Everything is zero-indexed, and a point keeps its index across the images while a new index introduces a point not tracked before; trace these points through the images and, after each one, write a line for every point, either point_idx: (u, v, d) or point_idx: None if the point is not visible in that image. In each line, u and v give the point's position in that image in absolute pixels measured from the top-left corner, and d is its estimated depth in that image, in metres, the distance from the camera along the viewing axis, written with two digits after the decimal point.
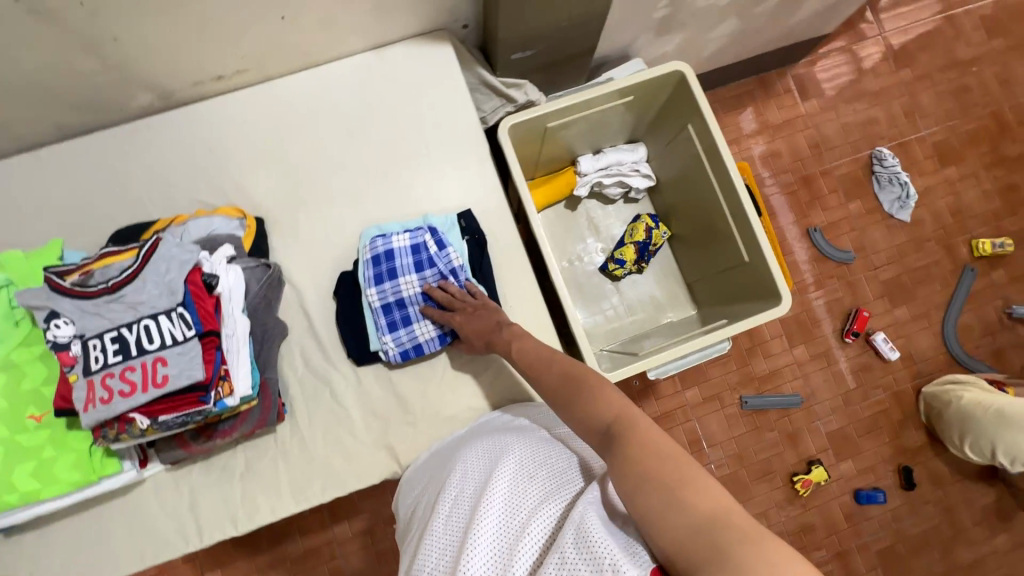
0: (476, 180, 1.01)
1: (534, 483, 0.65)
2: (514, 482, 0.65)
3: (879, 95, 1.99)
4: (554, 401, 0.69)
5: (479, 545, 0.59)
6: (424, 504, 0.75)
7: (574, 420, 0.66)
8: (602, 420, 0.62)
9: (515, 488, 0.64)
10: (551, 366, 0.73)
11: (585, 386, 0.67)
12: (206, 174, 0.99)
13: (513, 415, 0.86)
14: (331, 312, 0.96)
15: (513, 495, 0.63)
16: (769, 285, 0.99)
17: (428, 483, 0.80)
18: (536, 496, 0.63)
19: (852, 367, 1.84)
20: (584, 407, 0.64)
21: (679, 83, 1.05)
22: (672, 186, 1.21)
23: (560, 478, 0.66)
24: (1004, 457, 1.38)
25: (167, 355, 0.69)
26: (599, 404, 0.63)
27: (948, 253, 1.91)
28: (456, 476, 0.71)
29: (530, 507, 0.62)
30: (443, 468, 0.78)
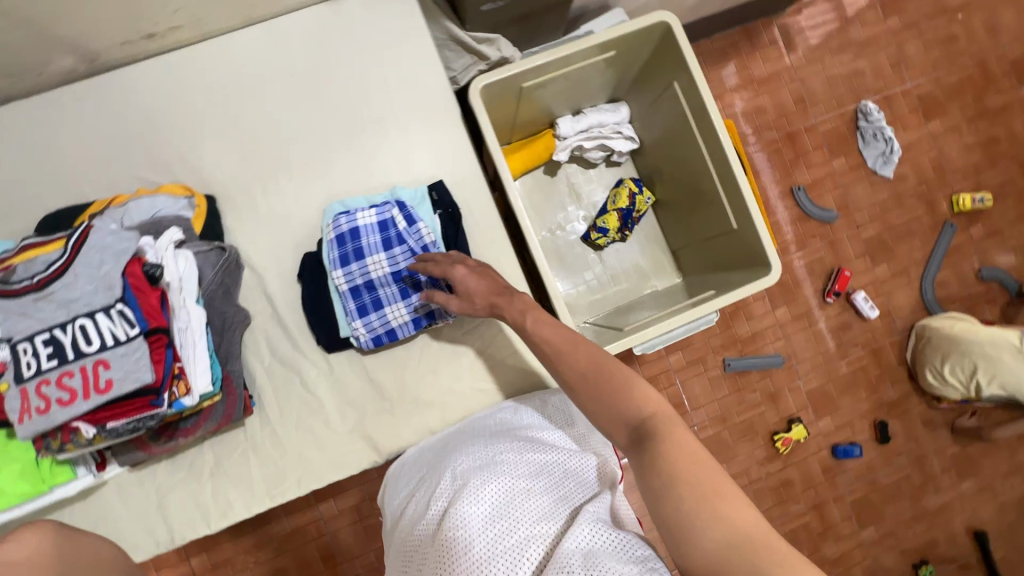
0: (447, 148, 0.93)
1: (536, 489, 0.64)
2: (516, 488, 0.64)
3: (866, 46, 1.92)
4: (579, 389, 0.66)
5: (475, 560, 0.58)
6: (416, 502, 0.73)
7: (600, 411, 0.64)
8: (635, 418, 0.60)
9: (516, 494, 0.63)
10: (578, 347, 0.67)
11: (616, 379, 0.63)
12: (144, 147, 0.88)
13: (514, 406, 0.84)
14: (297, 297, 0.89)
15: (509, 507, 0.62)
16: (757, 253, 0.94)
17: (422, 473, 0.78)
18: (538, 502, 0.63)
19: (833, 326, 1.85)
20: (614, 404, 0.62)
21: (664, 36, 0.97)
22: (656, 149, 1.14)
23: (563, 487, 0.66)
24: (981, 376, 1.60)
25: (109, 358, 0.62)
26: (633, 402, 0.61)
27: (929, 209, 1.91)
28: (453, 473, 0.70)
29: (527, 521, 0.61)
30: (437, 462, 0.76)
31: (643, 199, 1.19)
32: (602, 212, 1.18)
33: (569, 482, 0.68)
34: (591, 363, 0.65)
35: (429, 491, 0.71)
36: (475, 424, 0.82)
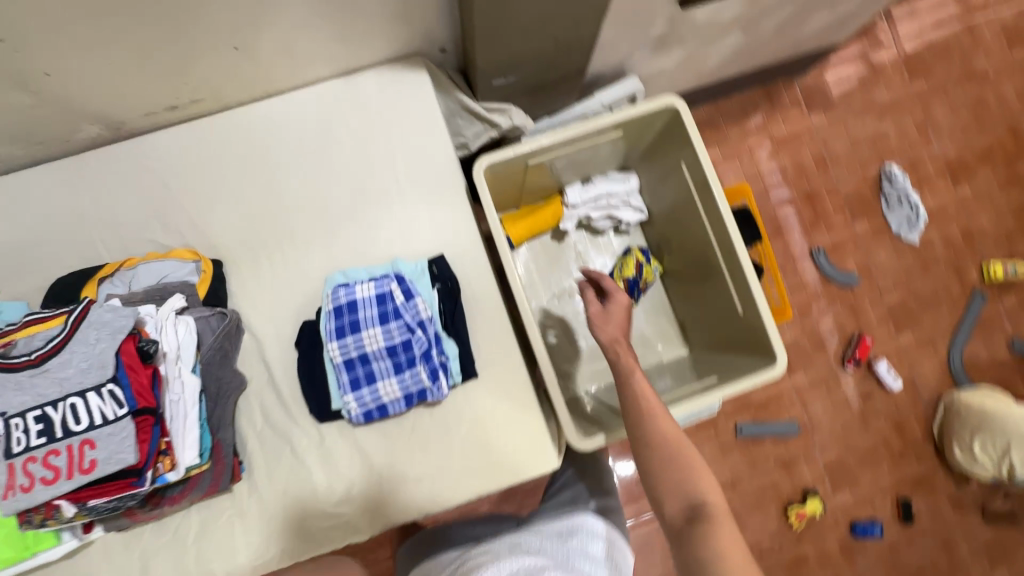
0: (452, 220, 0.93)
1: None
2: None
3: (892, 108, 1.89)
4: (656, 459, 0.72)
5: None
6: None
7: (665, 482, 0.71)
8: (694, 497, 0.69)
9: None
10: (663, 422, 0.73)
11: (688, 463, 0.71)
12: (159, 211, 0.91)
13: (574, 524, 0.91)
14: (293, 364, 0.90)
15: None
16: (762, 340, 0.91)
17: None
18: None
19: (853, 394, 1.78)
20: (676, 481, 0.70)
21: (672, 118, 0.97)
22: (665, 220, 1.13)
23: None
24: (1013, 460, 1.50)
25: (95, 438, 0.63)
26: (696, 485, 0.70)
27: (957, 276, 1.84)
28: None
29: None
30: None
31: (649, 269, 1.17)
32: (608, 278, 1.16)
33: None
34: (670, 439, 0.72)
35: None
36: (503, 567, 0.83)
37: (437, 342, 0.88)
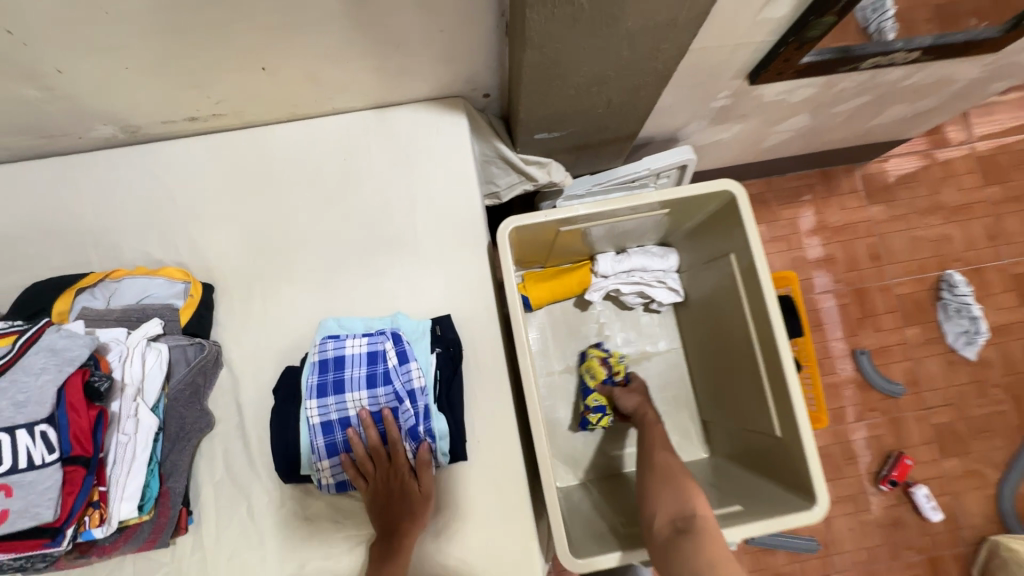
0: (466, 279, 0.85)
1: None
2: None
3: (960, 212, 1.75)
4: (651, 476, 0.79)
5: None
6: None
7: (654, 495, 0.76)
8: (685, 511, 0.72)
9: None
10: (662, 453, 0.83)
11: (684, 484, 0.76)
12: (160, 223, 0.86)
13: None
14: (268, 412, 0.81)
15: None
16: (798, 473, 0.77)
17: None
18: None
19: (884, 518, 1.59)
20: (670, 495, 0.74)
21: (725, 204, 0.86)
22: (701, 306, 1.02)
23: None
24: None
25: (12, 486, 0.55)
26: (687, 502, 0.73)
27: (1016, 405, 1.66)
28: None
29: None
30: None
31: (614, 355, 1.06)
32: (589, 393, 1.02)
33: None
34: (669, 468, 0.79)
35: None
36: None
37: (427, 416, 0.77)
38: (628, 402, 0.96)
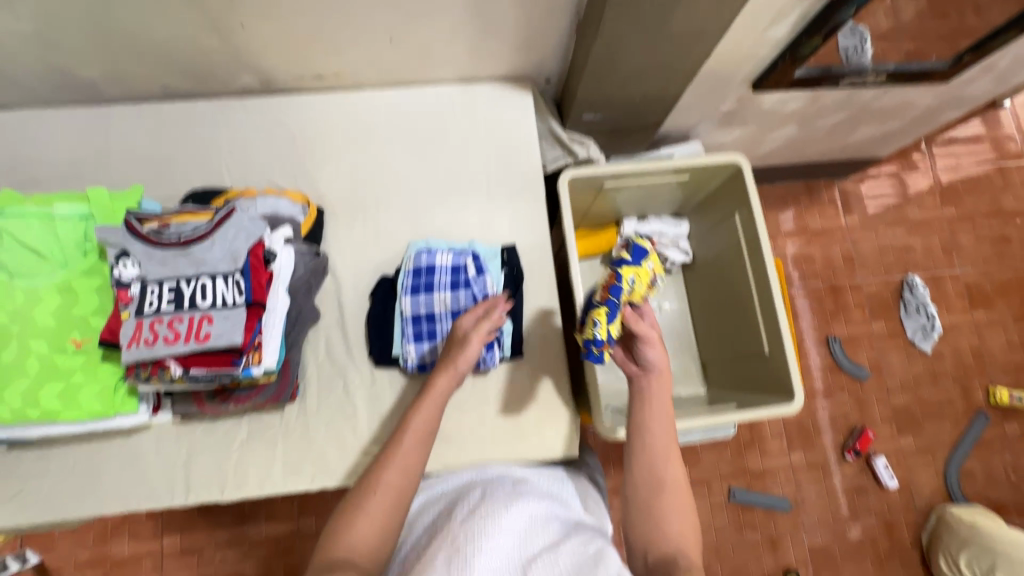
0: (527, 219, 1.06)
1: (547, 534, 0.68)
2: (531, 541, 0.66)
3: (921, 226, 2.04)
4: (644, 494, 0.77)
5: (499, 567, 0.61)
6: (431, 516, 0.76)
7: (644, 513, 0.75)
8: (671, 543, 0.72)
9: (533, 537, 0.67)
10: (673, 466, 0.79)
11: (684, 515, 0.75)
12: (282, 158, 1.06)
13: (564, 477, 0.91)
14: (364, 312, 1.01)
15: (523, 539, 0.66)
16: (782, 380, 1.01)
17: (441, 491, 0.85)
18: (547, 548, 0.65)
19: (848, 485, 1.81)
20: (661, 525, 0.74)
21: (733, 175, 1.09)
22: (706, 264, 1.25)
23: (576, 534, 0.69)
24: None
25: (214, 315, 0.74)
26: (674, 532, 0.73)
27: (963, 393, 1.91)
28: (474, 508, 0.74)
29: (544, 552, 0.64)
30: (455, 492, 0.82)
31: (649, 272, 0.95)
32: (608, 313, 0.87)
33: (578, 529, 0.72)
34: (671, 484, 0.77)
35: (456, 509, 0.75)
36: (489, 466, 0.91)
37: None
38: (648, 357, 0.85)
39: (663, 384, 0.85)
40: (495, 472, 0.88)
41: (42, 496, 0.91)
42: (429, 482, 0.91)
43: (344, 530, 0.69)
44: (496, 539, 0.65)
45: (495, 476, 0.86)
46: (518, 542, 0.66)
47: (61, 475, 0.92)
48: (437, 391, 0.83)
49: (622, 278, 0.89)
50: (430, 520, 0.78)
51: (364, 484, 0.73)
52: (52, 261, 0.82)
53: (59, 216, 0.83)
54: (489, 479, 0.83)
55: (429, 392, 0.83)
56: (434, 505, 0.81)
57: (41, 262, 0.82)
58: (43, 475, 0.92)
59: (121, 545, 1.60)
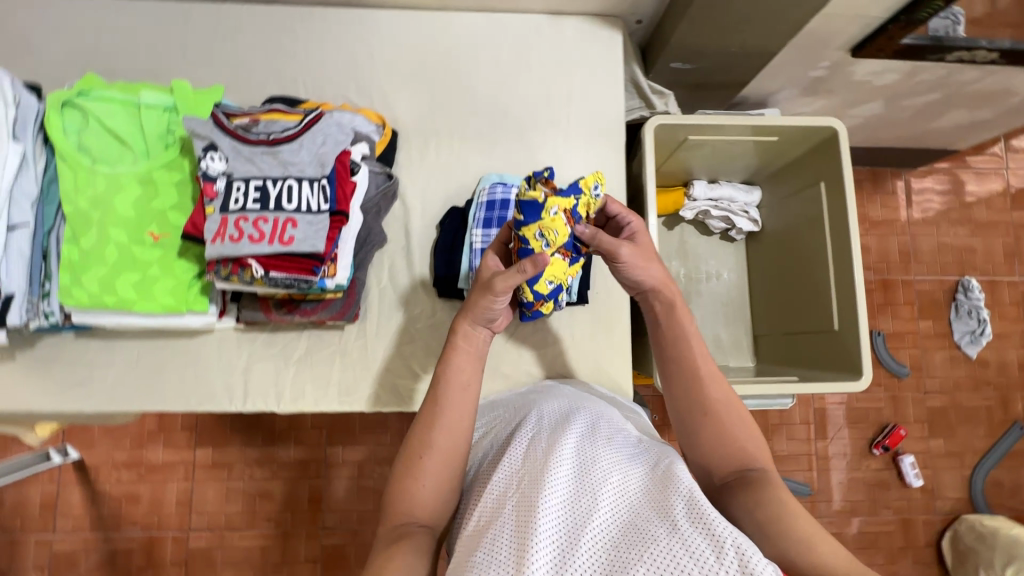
0: (603, 164, 1.03)
1: (612, 446, 0.64)
2: (595, 454, 0.62)
3: (985, 228, 1.95)
4: (699, 412, 0.66)
5: (552, 490, 0.56)
6: (491, 447, 0.73)
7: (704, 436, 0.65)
8: (744, 460, 0.62)
9: (597, 448, 0.63)
10: (717, 384, 0.67)
11: (745, 424, 0.65)
12: (360, 75, 1.03)
13: (616, 402, 0.86)
14: (431, 241, 0.99)
15: (582, 458, 0.61)
16: (850, 357, 0.99)
17: (501, 413, 0.81)
18: (613, 462, 0.61)
19: (870, 479, 1.80)
20: (728, 444, 0.63)
21: (826, 139, 1.04)
22: (775, 234, 1.21)
23: (638, 453, 0.64)
24: None
25: (299, 220, 0.73)
26: (750, 448, 0.63)
27: (1003, 403, 1.86)
28: (533, 428, 0.70)
29: (604, 469, 0.59)
30: (515, 413, 0.78)
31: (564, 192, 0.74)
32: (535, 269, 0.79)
33: (644, 443, 0.68)
34: (721, 403, 0.65)
35: (511, 435, 0.71)
36: (550, 388, 0.86)
37: None
38: (637, 274, 0.72)
39: (666, 300, 0.72)
40: (555, 391, 0.83)
41: (106, 386, 0.93)
42: (489, 406, 0.86)
43: (401, 495, 0.62)
44: (557, 454, 0.61)
45: (556, 393, 0.81)
46: (583, 457, 0.61)
47: (125, 368, 0.93)
48: (470, 347, 0.70)
49: (527, 240, 0.72)
50: (490, 443, 0.74)
51: (407, 448, 0.64)
52: (135, 150, 0.81)
53: (144, 105, 0.82)
54: (543, 400, 0.78)
55: (461, 346, 0.69)
56: (493, 427, 0.78)
57: (125, 151, 0.81)
58: (107, 365, 0.93)
59: (156, 451, 1.65)
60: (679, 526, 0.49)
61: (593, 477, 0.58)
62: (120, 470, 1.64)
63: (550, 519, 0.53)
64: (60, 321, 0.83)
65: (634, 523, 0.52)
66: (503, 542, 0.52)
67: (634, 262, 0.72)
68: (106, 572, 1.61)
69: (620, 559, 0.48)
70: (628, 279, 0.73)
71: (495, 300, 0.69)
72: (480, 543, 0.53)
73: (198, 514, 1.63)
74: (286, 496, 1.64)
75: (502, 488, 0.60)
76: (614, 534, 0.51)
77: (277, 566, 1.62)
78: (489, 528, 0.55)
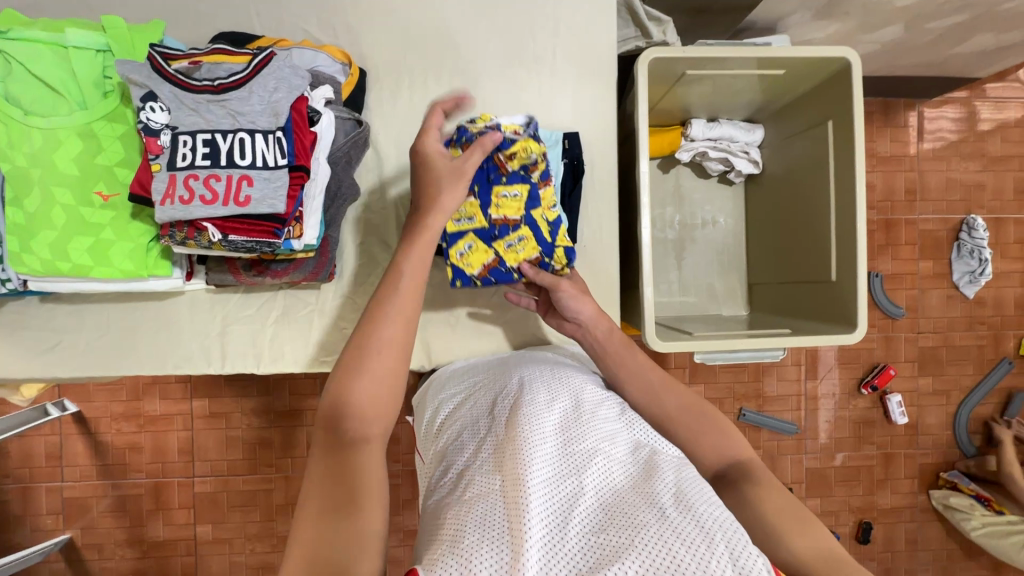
0: (593, 105, 0.94)
1: (597, 420, 0.63)
2: (580, 436, 0.60)
3: (998, 162, 1.86)
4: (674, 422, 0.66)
5: (536, 473, 0.54)
6: (471, 420, 0.70)
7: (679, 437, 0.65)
8: (727, 457, 0.62)
9: (582, 423, 0.62)
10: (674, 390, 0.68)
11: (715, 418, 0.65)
12: (321, 6, 0.91)
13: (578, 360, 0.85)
14: (407, 193, 0.94)
15: (565, 441, 0.59)
16: (845, 309, 0.94)
17: (481, 382, 0.79)
18: (600, 444, 0.59)
19: (856, 416, 1.84)
20: (713, 438, 0.63)
21: (837, 72, 0.94)
22: (777, 178, 1.13)
23: (624, 432, 0.63)
24: None
25: (254, 177, 0.67)
26: (727, 443, 0.63)
27: (994, 341, 1.87)
28: (513, 399, 0.68)
29: (589, 452, 0.57)
30: (496, 382, 0.76)
31: (547, 204, 0.83)
32: (483, 226, 0.81)
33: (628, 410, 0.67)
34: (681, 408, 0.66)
35: (493, 408, 0.69)
36: (534, 356, 0.84)
37: None
38: (574, 304, 0.80)
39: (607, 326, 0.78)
40: (533, 359, 0.81)
41: (80, 352, 0.90)
42: (471, 371, 0.86)
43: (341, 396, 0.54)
44: (538, 430, 0.60)
45: (537, 361, 0.79)
46: (566, 440, 0.60)
47: (96, 333, 0.90)
48: None
49: (519, 226, 0.82)
50: (470, 411, 0.72)
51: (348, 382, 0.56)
52: (70, 100, 0.73)
53: (72, 46, 0.72)
54: (525, 369, 0.76)
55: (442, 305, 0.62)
56: (473, 396, 0.76)
57: (58, 101, 0.73)
58: (77, 330, 0.90)
59: (153, 403, 1.67)
60: (668, 512, 0.49)
61: (577, 455, 0.57)
62: (119, 422, 1.67)
63: (535, 502, 0.51)
64: (20, 288, 0.79)
65: (622, 507, 0.51)
66: (488, 520, 0.51)
67: (572, 293, 0.81)
68: (117, 516, 1.68)
69: (609, 538, 0.47)
70: (571, 309, 0.81)
71: (456, 194, 0.66)
72: (465, 520, 0.51)
73: (201, 461, 1.68)
74: (285, 442, 1.68)
75: (485, 469, 0.58)
76: (602, 515, 0.50)
77: (282, 506, 1.68)
78: (473, 506, 0.54)
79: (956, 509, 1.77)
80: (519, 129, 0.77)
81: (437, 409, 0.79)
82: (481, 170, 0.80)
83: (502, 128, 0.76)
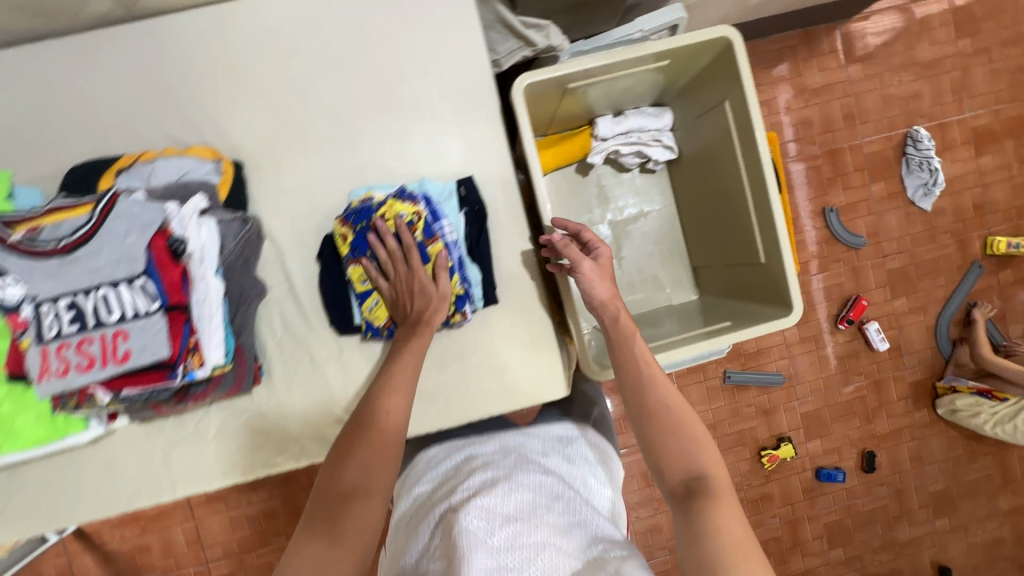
0: (482, 142, 0.90)
1: (550, 514, 0.64)
2: (530, 527, 0.61)
3: (931, 67, 1.82)
4: (662, 433, 0.73)
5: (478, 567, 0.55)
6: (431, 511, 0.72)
7: (669, 451, 0.72)
8: (695, 470, 0.70)
9: (534, 514, 0.63)
10: (678, 409, 0.74)
11: (688, 430, 0.73)
12: (177, 105, 0.86)
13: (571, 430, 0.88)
14: (315, 276, 0.90)
15: (515, 533, 0.61)
16: (780, 290, 0.91)
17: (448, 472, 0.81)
18: (549, 536, 0.60)
19: (839, 352, 1.84)
20: (682, 453, 0.72)
21: (722, 52, 0.90)
22: (693, 161, 1.10)
23: (574, 525, 0.64)
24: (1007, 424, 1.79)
25: (128, 330, 0.66)
26: (698, 458, 0.71)
27: (960, 247, 1.86)
28: (477, 487, 0.70)
29: (536, 543, 0.59)
30: (461, 471, 0.78)
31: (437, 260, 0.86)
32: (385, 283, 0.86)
33: (584, 505, 0.69)
34: (682, 419, 0.74)
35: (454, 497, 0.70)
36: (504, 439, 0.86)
37: (461, 265, 0.88)
38: (590, 287, 0.81)
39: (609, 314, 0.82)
40: (501, 448, 0.82)
41: (26, 513, 0.88)
42: (436, 460, 0.87)
43: (342, 466, 0.70)
44: (490, 521, 0.62)
45: (502, 448, 0.81)
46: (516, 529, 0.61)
47: (38, 491, 0.88)
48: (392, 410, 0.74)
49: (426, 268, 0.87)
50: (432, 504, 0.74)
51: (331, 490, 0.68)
52: None
53: None
54: (491, 457, 0.78)
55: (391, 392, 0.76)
56: (438, 488, 0.78)
57: None
58: (19, 493, 0.88)
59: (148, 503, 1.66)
60: None
61: (524, 549, 0.59)
62: (121, 528, 1.66)
63: None
64: None
65: None
66: None
67: (590, 277, 0.81)
68: None
69: None
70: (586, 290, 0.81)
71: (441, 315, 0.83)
72: None
73: (210, 547, 1.68)
74: (288, 510, 1.68)
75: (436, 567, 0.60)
76: None
77: None
78: None
79: (963, 410, 1.78)
80: (389, 197, 0.86)
81: (407, 507, 0.81)
82: (364, 236, 0.86)
83: (376, 199, 0.86)
